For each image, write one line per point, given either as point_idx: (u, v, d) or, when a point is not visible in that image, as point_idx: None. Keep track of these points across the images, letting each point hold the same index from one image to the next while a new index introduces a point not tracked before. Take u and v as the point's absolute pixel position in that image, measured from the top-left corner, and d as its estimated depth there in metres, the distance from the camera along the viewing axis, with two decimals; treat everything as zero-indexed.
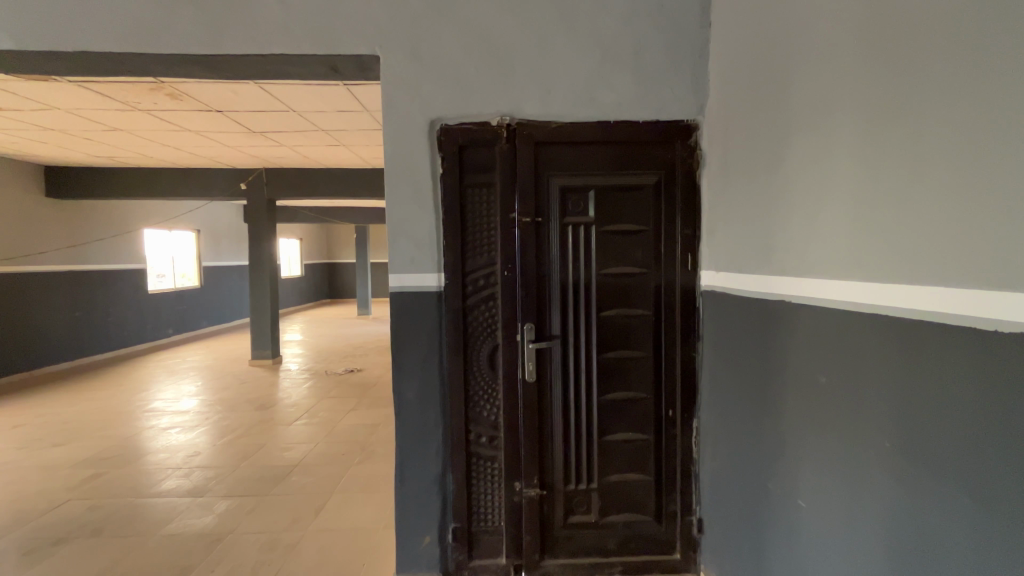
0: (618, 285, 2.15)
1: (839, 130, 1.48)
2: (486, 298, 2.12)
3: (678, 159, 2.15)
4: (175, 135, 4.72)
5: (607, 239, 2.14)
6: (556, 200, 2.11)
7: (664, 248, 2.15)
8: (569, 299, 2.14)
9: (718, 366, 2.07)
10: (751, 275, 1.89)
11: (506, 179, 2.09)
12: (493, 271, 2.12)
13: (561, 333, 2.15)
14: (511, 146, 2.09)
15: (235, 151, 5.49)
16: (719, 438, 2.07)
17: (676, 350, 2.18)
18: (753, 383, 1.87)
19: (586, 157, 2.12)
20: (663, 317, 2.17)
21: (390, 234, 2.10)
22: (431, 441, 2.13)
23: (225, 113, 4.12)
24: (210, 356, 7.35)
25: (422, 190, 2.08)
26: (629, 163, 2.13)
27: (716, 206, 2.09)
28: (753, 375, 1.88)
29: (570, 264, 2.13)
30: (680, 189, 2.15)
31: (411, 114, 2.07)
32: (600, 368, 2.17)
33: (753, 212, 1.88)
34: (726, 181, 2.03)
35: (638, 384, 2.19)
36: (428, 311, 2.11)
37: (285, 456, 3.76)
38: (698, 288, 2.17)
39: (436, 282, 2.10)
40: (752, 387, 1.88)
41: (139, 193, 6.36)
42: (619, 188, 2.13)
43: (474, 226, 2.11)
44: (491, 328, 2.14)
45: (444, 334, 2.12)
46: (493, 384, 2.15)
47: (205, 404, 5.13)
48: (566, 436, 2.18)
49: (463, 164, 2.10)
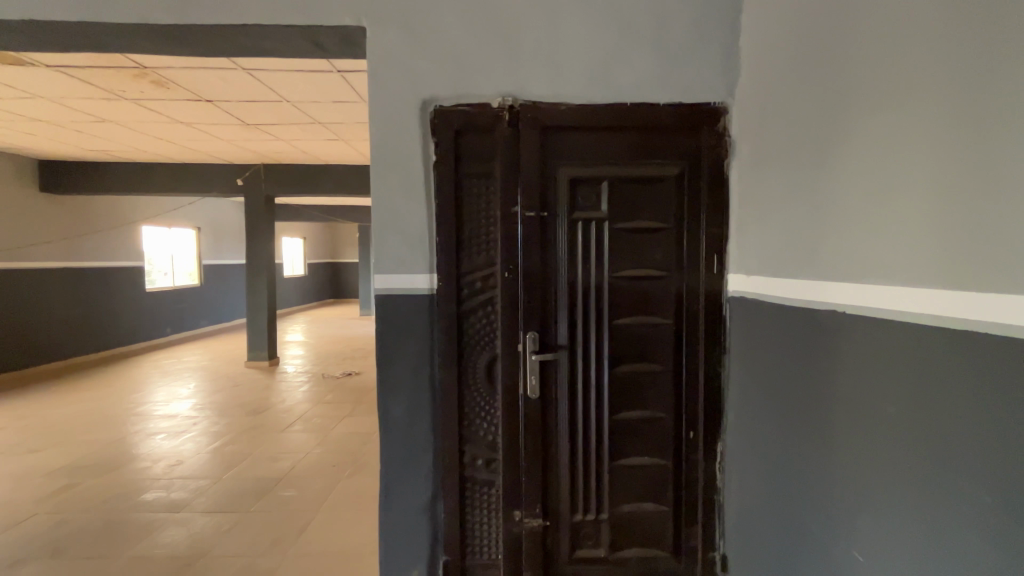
0: (634, 289, 1.90)
1: (907, 108, 1.22)
2: (484, 303, 1.88)
3: (704, 147, 1.89)
4: (166, 126, 4.52)
5: (623, 237, 1.88)
6: (564, 193, 1.87)
7: (687, 248, 1.90)
8: (578, 305, 1.89)
9: (749, 384, 1.81)
10: (790, 280, 1.63)
11: (508, 169, 1.85)
12: (492, 273, 1.87)
13: (568, 343, 1.90)
14: (513, 131, 1.85)
15: (231, 145, 5.29)
16: (748, 466, 1.81)
17: (700, 364, 1.92)
18: (792, 406, 1.61)
19: (598, 146, 1.87)
20: (685, 326, 1.91)
21: (376, 230, 1.85)
22: (421, 464, 1.89)
23: (216, 103, 3.91)
24: (207, 357, 7.16)
25: (413, 181, 1.84)
26: (647, 151, 1.88)
27: (747, 200, 1.84)
28: (791, 396, 1.62)
29: (579, 266, 1.88)
30: (705, 182, 1.89)
31: (400, 94, 1.83)
32: (612, 383, 1.91)
33: (794, 208, 1.62)
34: (760, 173, 1.77)
35: (655, 402, 1.93)
36: (419, 317, 1.87)
37: (272, 467, 3.53)
38: (725, 294, 1.91)
39: (428, 285, 1.86)
40: (790, 410, 1.62)
41: (134, 188, 6.17)
42: (636, 180, 1.88)
43: (471, 222, 1.87)
44: (489, 337, 1.89)
45: (436, 343, 1.88)
46: (491, 400, 1.90)
47: (196, 407, 4.92)
48: (573, 460, 1.93)
49: (459, 152, 1.86)
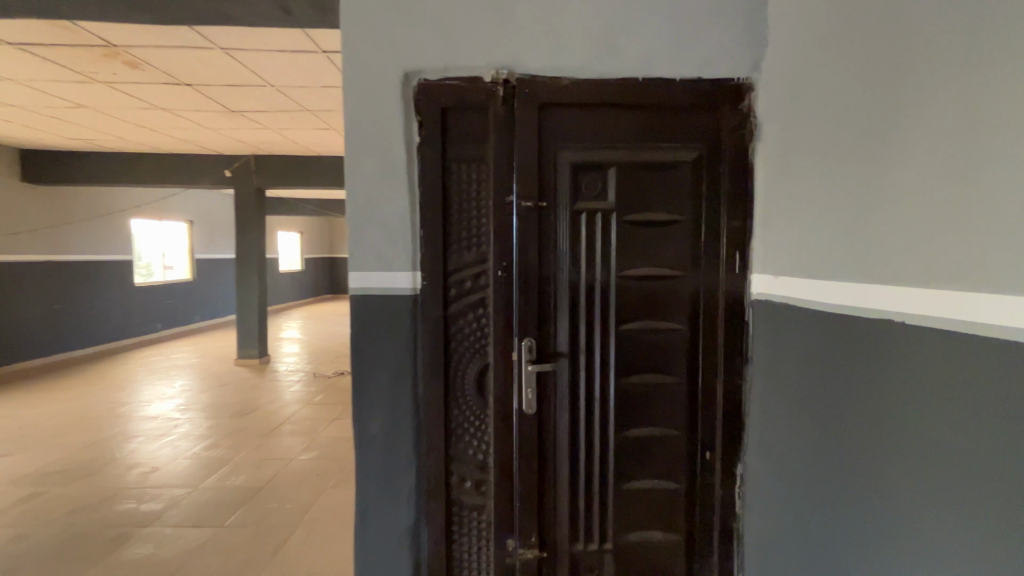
0: (644, 291, 1.67)
1: (992, 70, 0.98)
2: (474, 304, 1.65)
3: (726, 129, 1.65)
4: (146, 113, 4.29)
5: (633, 231, 1.65)
6: (566, 179, 1.63)
7: (705, 245, 1.67)
8: (580, 308, 1.66)
9: (775, 401, 1.59)
10: (828, 282, 1.40)
11: (501, 153, 1.61)
12: (484, 272, 1.65)
13: (569, 351, 1.67)
14: (507, 109, 1.62)
15: (217, 134, 5.05)
16: (771, 493, 1.60)
17: (718, 376, 1.70)
18: (828, 429, 1.39)
19: (605, 127, 1.64)
20: (701, 333, 1.68)
21: (351, 222, 1.62)
22: (401, 486, 1.68)
23: (196, 87, 3.68)
24: (197, 354, 6.95)
25: (393, 166, 1.61)
26: (660, 133, 1.64)
27: (774, 190, 1.61)
28: (828, 416, 1.39)
29: (582, 264, 1.65)
30: (727, 169, 1.65)
31: (378, 65, 1.60)
32: (619, 397, 1.69)
33: (834, 198, 1.39)
34: (792, 157, 1.54)
35: (666, 419, 1.71)
36: (400, 320, 1.64)
37: (251, 475, 3.30)
38: (747, 297, 1.68)
39: (410, 285, 1.63)
40: (826, 433, 1.39)
41: (119, 179, 5.93)
42: (648, 166, 1.64)
43: (460, 212, 1.64)
44: (480, 343, 1.66)
45: (419, 351, 1.65)
46: (481, 416, 1.68)
47: (180, 408, 4.72)
48: (573, 483, 1.71)
49: (446, 133, 1.63)
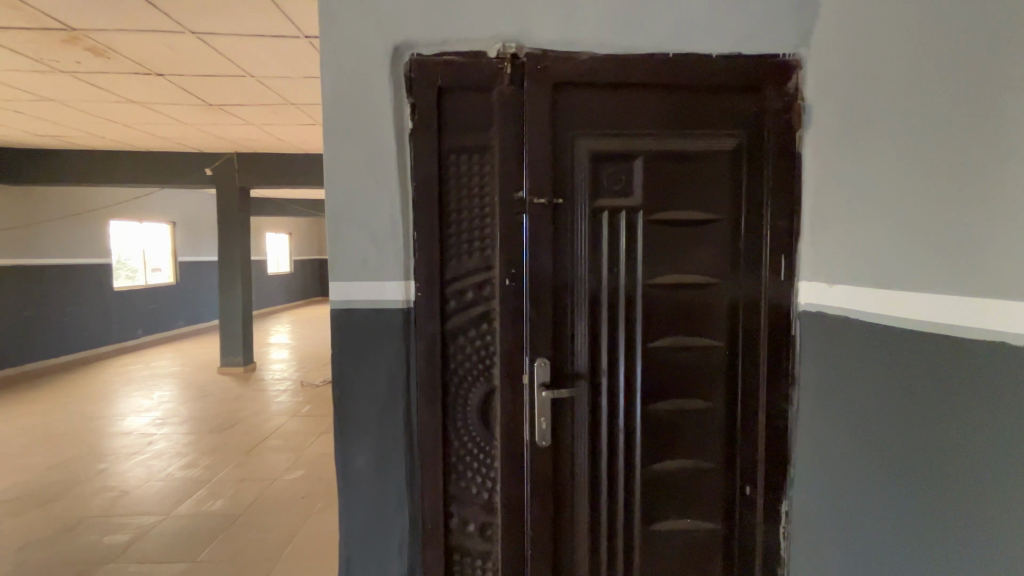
0: (675, 302, 1.44)
1: None
2: (477, 319, 1.41)
3: (770, 113, 1.42)
4: (117, 107, 4.00)
5: (661, 233, 1.42)
6: (585, 172, 1.39)
7: (744, 248, 1.44)
8: (602, 322, 1.42)
9: (829, 430, 1.36)
10: (898, 293, 1.17)
11: (509, 141, 1.37)
12: (488, 281, 1.40)
13: (588, 373, 1.43)
14: (515, 90, 1.37)
15: (196, 130, 4.76)
16: (823, 537, 1.36)
17: (760, 400, 1.47)
18: (902, 468, 1.16)
19: (630, 111, 1.39)
20: (741, 351, 1.46)
21: (330, 223, 1.37)
22: (392, 532, 1.43)
23: (168, 77, 3.40)
24: (178, 362, 6.63)
25: (380, 157, 1.36)
26: (694, 118, 1.41)
27: (828, 183, 1.37)
28: (902, 454, 1.16)
29: (603, 271, 1.41)
30: (771, 159, 1.42)
31: (363, 38, 1.35)
32: (645, 426, 1.45)
33: (908, 191, 1.15)
34: (851, 144, 1.30)
35: (700, 450, 1.47)
36: (390, 339, 1.39)
37: (229, 500, 3.03)
38: (793, 307, 1.45)
39: (402, 297, 1.39)
40: (900, 475, 1.16)
41: (92, 178, 5.60)
42: (680, 156, 1.41)
43: (459, 211, 1.39)
44: (483, 364, 1.42)
45: (412, 375, 1.41)
46: (486, 449, 1.44)
47: (156, 422, 4.42)
48: (594, 524, 1.47)
49: (443, 118, 1.38)
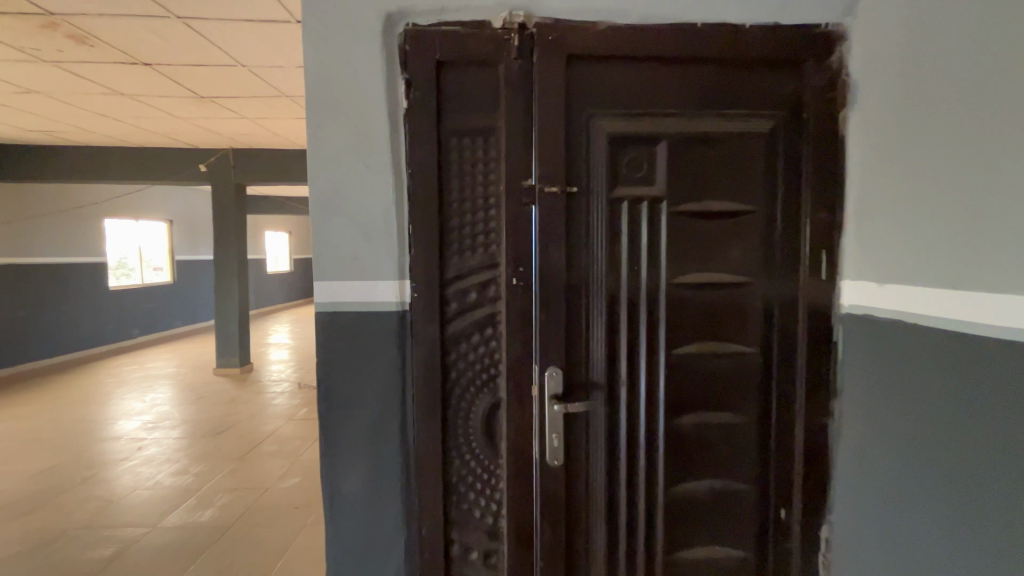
0: (703, 303, 1.28)
1: None
2: (481, 323, 1.25)
3: (811, 90, 1.26)
4: (105, 99, 3.85)
5: (688, 226, 1.26)
6: (601, 157, 1.23)
7: (780, 243, 1.28)
8: (620, 326, 1.27)
9: (876, 449, 1.20)
10: (953, 294, 1.01)
11: (516, 123, 1.22)
12: (494, 280, 1.24)
13: (605, 383, 1.28)
14: (525, 64, 1.21)
15: (189, 124, 4.61)
16: (868, 569, 1.21)
17: (798, 413, 1.31)
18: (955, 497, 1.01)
19: (652, 88, 1.24)
20: (776, 359, 1.30)
21: (315, 214, 1.22)
22: (386, 559, 1.28)
23: (155, 67, 3.24)
24: (174, 363, 6.49)
25: (371, 140, 1.21)
26: (726, 96, 1.25)
27: (873, 169, 1.22)
28: (957, 480, 1.01)
29: (622, 269, 1.26)
30: (811, 143, 1.26)
31: (354, 7, 1.20)
32: (669, 442, 1.29)
33: (966, 178, 1.00)
34: (902, 123, 1.14)
35: (730, 469, 1.32)
36: (382, 345, 1.24)
37: (220, 510, 2.88)
38: (836, 310, 1.29)
39: (397, 298, 1.23)
40: (954, 503, 1.01)
41: (84, 175, 5.46)
42: (709, 139, 1.25)
43: (460, 201, 1.24)
44: (487, 373, 1.26)
45: (407, 385, 1.25)
46: (491, 469, 1.28)
47: (148, 426, 4.27)
48: (611, 551, 1.31)
49: (442, 96, 1.22)
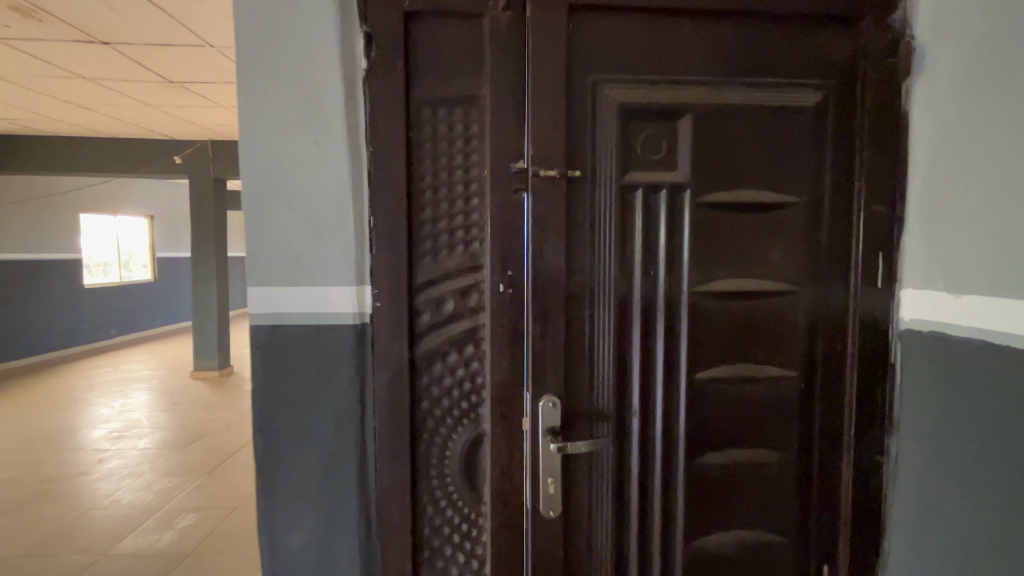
0: (732, 315, 1.05)
1: None
2: (459, 340, 1.01)
3: (866, 57, 1.03)
4: (65, 83, 3.56)
5: (715, 221, 1.03)
6: (610, 134, 0.99)
7: (826, 244, 1.05)
8: (633, 343, 1.03)
9: (947, 500, 0.96)
10: None
11: (506, 90, 0.98)
12: (476, 286, 1.00)
13: (614, 413, 1.04)
14: (516, 16, 0.97)
15: (161, 113, 4.32)
16: None
17: (845, 450, 1.08)
18: None
19: (674, 49, 1.00)
20: (821, 385, 1.07)
21: (250, 202, 0.97)
22: None
23: (114, 47, 2.97)
24: (151, 365, 6.19)
25: (322, 112, 0.96)
26: (763, 62, 1.02)
27: (948, 149, 0.97)
28: None
29: (635, 273, 1.02)
30: (866, 121, 1.03)
31: None
32: (690, 485, 1.06)
33: None
34: (989, 90, 0.90)
35: (762, 517, 1.09)
36: (337, 368, 0.99)
37: (181, 533, 2.62)
38: (893, 325, 1.06)
39: (354, 309, 0.99)
40: None
41: (54, 167, 5.17)
42: (742, 114, 1.02)
43: (434, 188, 0.99)
44: (468, 401, 1.02)
45: (368, 417, 1.01)
46: (473, 519, 1.04)
47: (114, 436, 3.99)
48: None
49: (412, 56, 0.98)
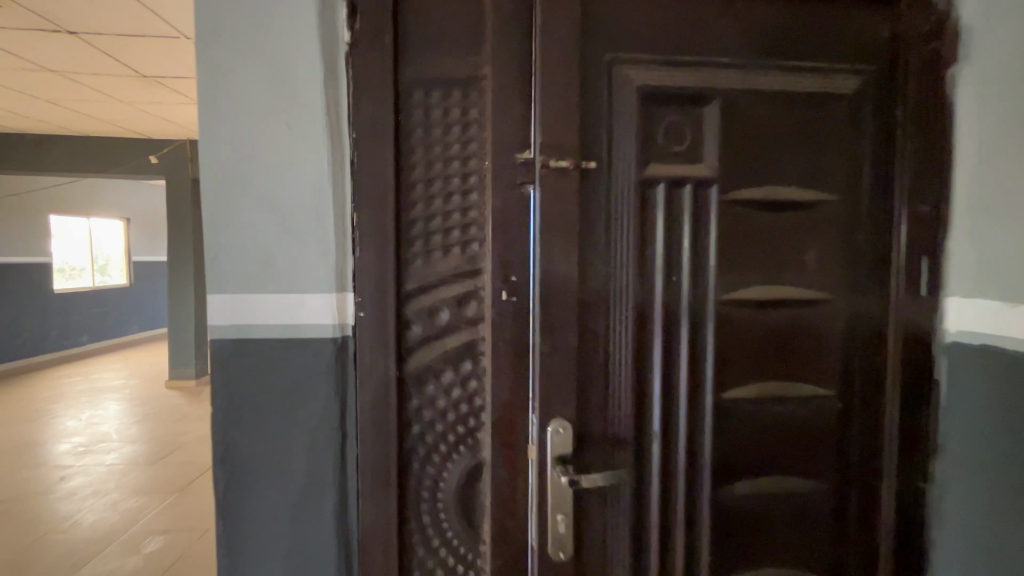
0: (762, 327, 0.93)
1: None
2: (455, 355, 0.88)
3: (907, 40, 0.93)
4: (31, 76, 3.36)
5: (743, 221, 0.92)
6: (627, 121, 0.87)
7: (864, 248, 0.95)
8: (652, 358, 0.91)
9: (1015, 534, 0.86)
10: None
11: (510, 70, 0.85)
12: (474, 294, 0.87)
13: (630, 438, 0.91)
14: None
15: (134, 110, 4.12)
16: None
17: (885, 478, 0.97)
18: None
19: (699, 26, 0.89)
20: (858, 404, 0.96)
21: (210, 195, 0.83)
22: None
23: (81, 37, 2.78)
24: (124, 374, 5.92)
25: (296, 92, 0.83)
26: (796, 44, 0.91)
27: (1005, 143, 0.87)
28: None
29: (655, 279, 0.90)
30: (908, 111, 0.93)
31: None
32: (715, 518, 0.94)
33: None
34: None
35: (793, 553, 0.97)
36: (313, 389, 0.85)
37: (148, 558, 2.43)
38: (936, 338, 0.94)
39: (333, 320, 0.85)
40: None
41: (23, 167, 4.93)
42: (772, 102, 0.91)
43: (427, 182, 0.86)
44: (464, 426, 0.89)
45: (349, 446, 0.87)
46: (470, 562, 0.90)
47: (80, 450, 3.75)
48: None
49: (401, 29, 0.85)
